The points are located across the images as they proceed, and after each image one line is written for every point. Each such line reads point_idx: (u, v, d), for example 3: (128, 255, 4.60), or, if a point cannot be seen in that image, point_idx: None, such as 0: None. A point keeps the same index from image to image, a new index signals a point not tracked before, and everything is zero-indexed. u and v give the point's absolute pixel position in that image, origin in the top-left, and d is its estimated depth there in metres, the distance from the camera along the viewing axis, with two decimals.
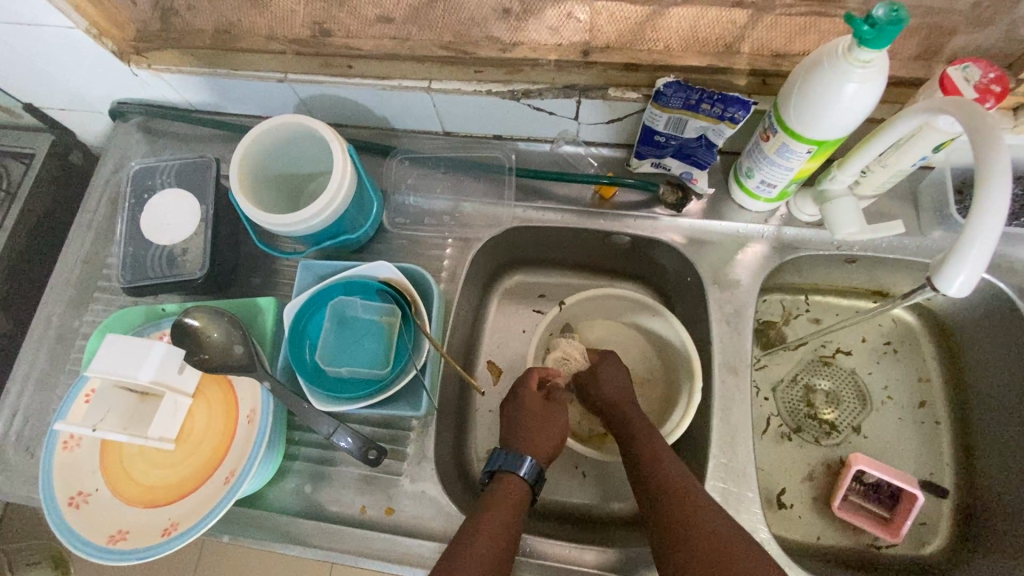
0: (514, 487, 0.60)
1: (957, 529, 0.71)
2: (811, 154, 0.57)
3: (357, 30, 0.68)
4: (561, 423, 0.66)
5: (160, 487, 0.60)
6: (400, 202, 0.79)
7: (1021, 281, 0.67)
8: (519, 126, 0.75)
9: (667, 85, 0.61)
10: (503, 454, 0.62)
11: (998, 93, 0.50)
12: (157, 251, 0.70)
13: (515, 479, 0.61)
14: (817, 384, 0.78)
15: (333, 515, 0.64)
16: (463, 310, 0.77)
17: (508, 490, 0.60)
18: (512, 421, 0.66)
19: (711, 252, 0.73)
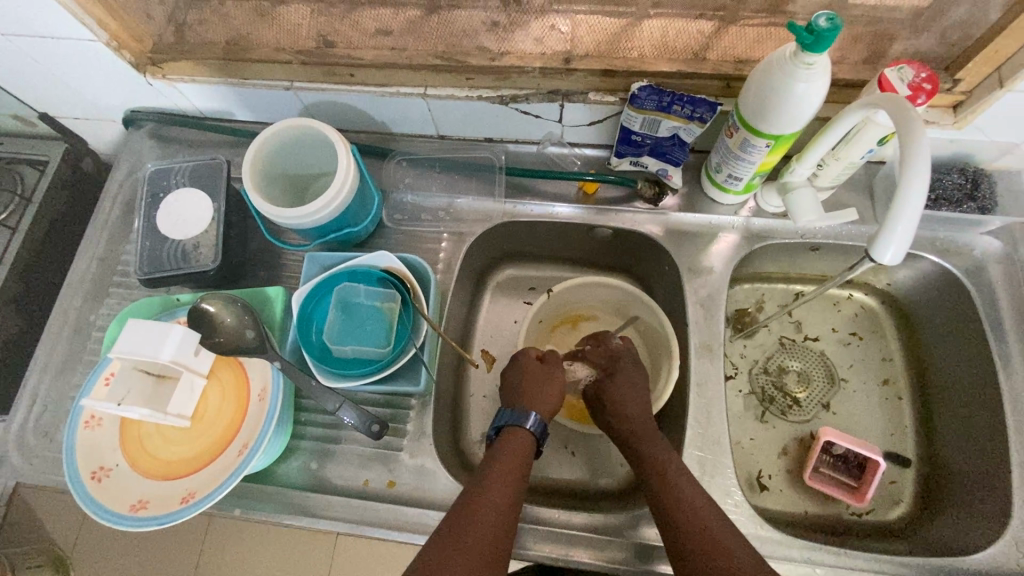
0: (520, 438, 0.66)
1: (919, 496, 0.76)
2: (770, 147, 0.64)
3: (359, 42, 0.74)
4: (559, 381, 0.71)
5: (177, 461, 0.65)
6: (398, 200, 0.84)
7: (967, 263, 0.74)
8: (508, 129, 0.81)
9: (640, 89, 0.67)
10: (508, 410, 0.68)
11: (928, 90, 0.56)
12: (172, 246, 0.75)
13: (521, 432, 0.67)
14: (789, 365, 0.84)
15: (338, 488, 0.69)
16: (458, 300, 0.82)
17: (515, 440, 0.66)
18: (517, 387, 0.72)
19: (687, 242, 0.79)
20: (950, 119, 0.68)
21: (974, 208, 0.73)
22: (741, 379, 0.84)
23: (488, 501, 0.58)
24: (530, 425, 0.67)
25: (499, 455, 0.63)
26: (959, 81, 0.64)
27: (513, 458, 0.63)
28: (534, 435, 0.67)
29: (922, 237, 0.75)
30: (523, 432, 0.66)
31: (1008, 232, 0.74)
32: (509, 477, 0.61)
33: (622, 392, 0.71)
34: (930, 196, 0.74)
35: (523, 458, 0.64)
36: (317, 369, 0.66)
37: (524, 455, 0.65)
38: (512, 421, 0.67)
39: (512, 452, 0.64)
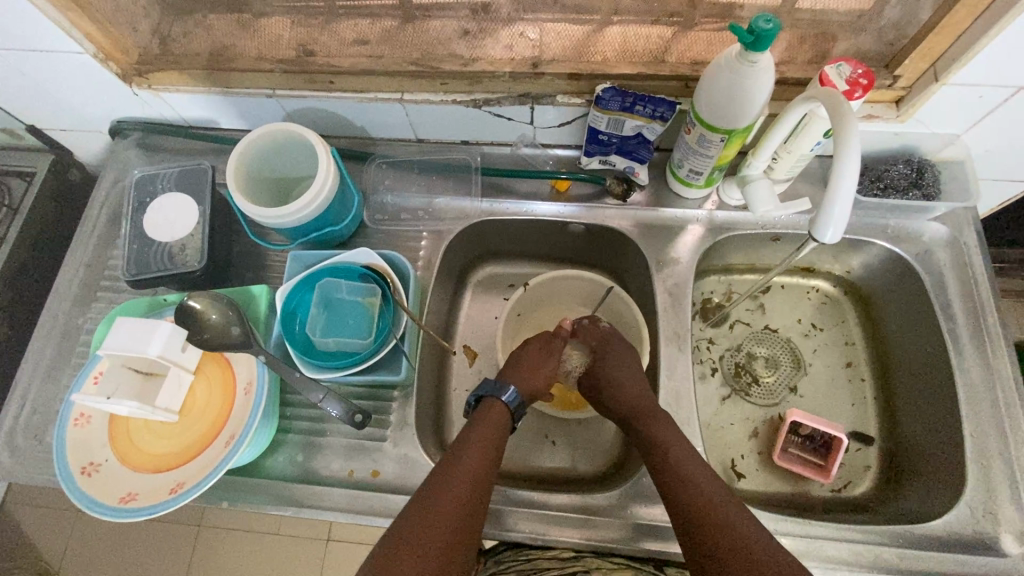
0: (498, 411, 0.70)
1: (883, 472, 0.79)
2: (724, 142, 0.68)
3: (337, 51, 0.78)
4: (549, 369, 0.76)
5: (165, 454, 0.67)
6: (378, 201, 0.88)
7: (916, 248, 0.79)
8: (482, 131, 0.85)
9: (604, 90, 0.71)
10: (492, 381, 0.72)
11: (864, 85, 0.61)
12: (159, 248, 0.77)
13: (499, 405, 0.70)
14: (757, 351, 0.88)
15: (323, 479, 0.71)
16: (439, 296, 0.85)
17: (494, 412, 0.69)
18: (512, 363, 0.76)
19: (656, 236, 0.83)
20: (893, 113, 0.73)
21: (919, 195, 0.77)
22: (711, 366, 0.87)
23: (464, 469, 0.62)
24: (507, 398, 0.70)
25: (477, 427, 0.67)
26: (898, 77, 0.70)
27: (490, 430, 0.67)
28: (510, 407, 0.70)
29: (874, 225, 0.80)
30: (501, 404, 0.70)
31: (952, 217, 0.80)
32: (484, 447, 0.65)
33: (619, 369, 0.74)
34: (879, 185, 0.79)
35: (497, 430, 0.68)
36: (302, 362, 0.69)
37: (500, 428, 0.68)
38: (492, 393, 0.71)
39: (490, 424, 0.68)
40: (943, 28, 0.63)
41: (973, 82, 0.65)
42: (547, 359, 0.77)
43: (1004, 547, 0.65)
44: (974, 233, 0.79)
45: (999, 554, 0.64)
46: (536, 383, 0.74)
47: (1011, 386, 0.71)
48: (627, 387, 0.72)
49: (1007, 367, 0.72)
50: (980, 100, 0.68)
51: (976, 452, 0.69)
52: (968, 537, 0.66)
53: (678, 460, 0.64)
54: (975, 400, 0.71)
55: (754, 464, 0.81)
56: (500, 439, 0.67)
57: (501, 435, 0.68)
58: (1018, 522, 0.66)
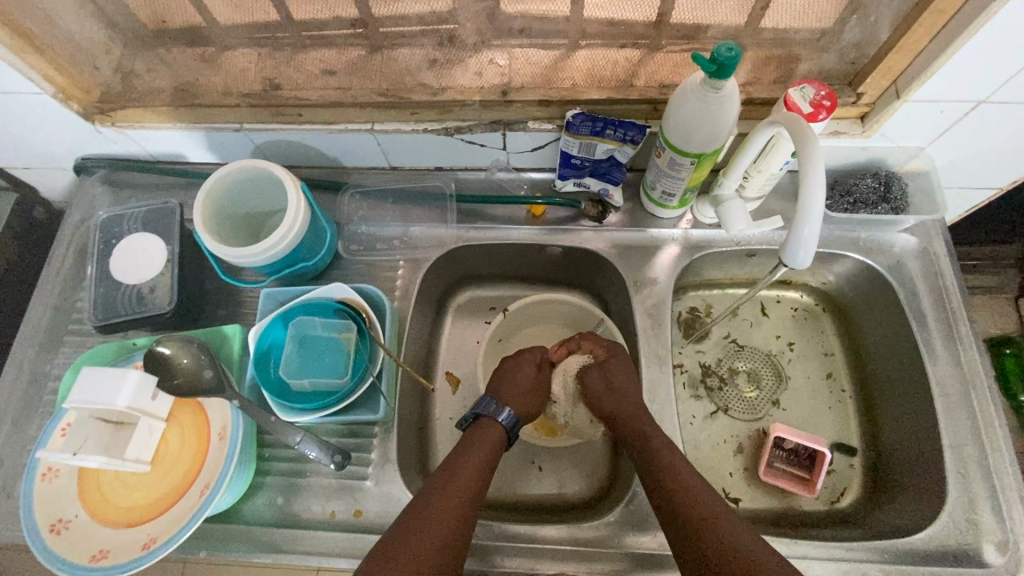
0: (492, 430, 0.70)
1: (867, 482, 0.80)
2: (694, 165, 0.68)
3: (305, 83, 0.77)
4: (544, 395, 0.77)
5: (137, 507, 0.65)
6: (353, 231, 0.86)
7: (888, 259, 0.80)
8: (456, 158, 0.85)
9: (574, 115, 0.71)
10: (490, 401, 0.72)
11: (828, 106, 0.62)
12: (126, 291, 0.75)
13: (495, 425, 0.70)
14: (739, 366, 0.88)
15: (305, 522, 0.69)
16: (418, 325, 0.84)
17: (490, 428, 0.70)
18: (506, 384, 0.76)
19: (633, 256, 0.83)
20: (859, 129, 0.74)
21: (887, 209, 0.78)
22: (694, 384, 0.87)
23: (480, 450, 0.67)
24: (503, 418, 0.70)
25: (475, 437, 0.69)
26: (862, 95, 0.71)
27: (484, 446, 0.67)
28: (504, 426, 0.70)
29: (846, 238, 0.82)
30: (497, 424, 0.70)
31: (922, 228, 0.81)
32: (478, 461, 0.65)
33: (612, 374, 0.74)
34: (849, 200, 0.79)
35: (492, 448, 0.68)
36: (276, 405, 0.68)
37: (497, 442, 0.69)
38: (489, 411, 0.71)
39: (484, 441, 0.68)
40: (901, 47, 0.64)
41: (934, 99, 0.67)
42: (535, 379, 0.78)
43: (986, 557, 0.65)
44: (943, 243, 0.80)
45: (982, 566, 0.65)
46: (531, 404, 0.75)
47: (986, 394, 0.73)
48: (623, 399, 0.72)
49: (981, 375, 0.73)
50: (941, 115, 0.69)
51: (955, 462, 0.70)
52: (952, 549, 0.66)
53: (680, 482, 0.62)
54: (952, 409, 0.72)
55: (741, 481, 0.81)
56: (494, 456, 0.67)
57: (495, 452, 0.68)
58: (998, 532, 0.66)
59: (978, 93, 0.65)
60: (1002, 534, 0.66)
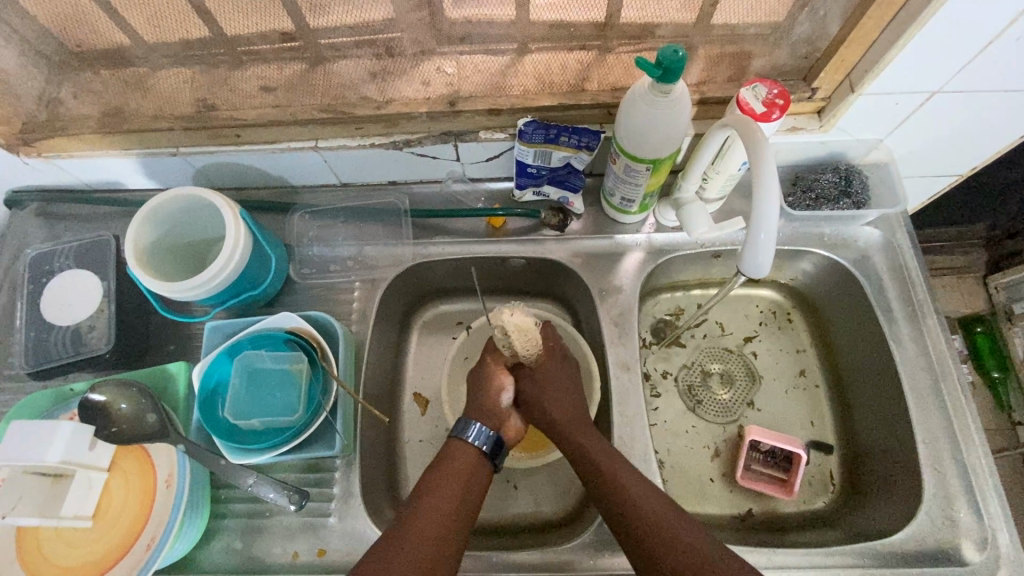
0: (464, 451, 0.66)
1: (845, 480, 0.78)
2: (650, 171, 0.66)
3: (241, 103, 0.73)
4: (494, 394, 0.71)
5: (78, 567, 0.61)
6: (305, 253, 0.82)
7: (853, 253, 0.79)
8: (409, 172, 0.82)
9: (526, 124, 0.68)
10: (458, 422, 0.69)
11: (781, 105, 0.60)
12: (61, 333, 0.71)
13: (466, 446, 0.66)
14: (711, 368, 0.86)
15: (266, 566, 0.66)
16: (380, 347, 0.81)
17: (460, 453, 0.66)
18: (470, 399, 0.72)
19: (598, 264, 0.81)
20: (816, 124, 0.73)
21: (849, 203, 0.77)
22: (667, 391, 0.85)
23: (458, 465, 0.65)
24: (472, 435, 0.67)
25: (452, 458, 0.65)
26: (816, 89, 0.70)
27: (456, 475, 0.63)
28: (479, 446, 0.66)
29: (810, 234, 0.80)
30: (467, 444, 0.66)
31: (885, 220, 0.80)
32: (449, 494, 0.61)
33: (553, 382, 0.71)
34: (810, 196, 0.78)
35: (470, 470, 0.64)
36: (227, 449, 0.64)
37: (475, 465, 0.66)
38: (459, 432, 0.67)
39: (458, 467, 0.64)
40: (853, 41, 0.62)
41: (888, 91, 0.65)
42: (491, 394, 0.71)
43: (965, 555, 0.65)
44: (906, 235, 0.79)
45: (961, 564, 0.64)
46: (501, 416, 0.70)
47: (956, 386, 0.72)
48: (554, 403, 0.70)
49: (951, 368, 0.73)
50: (897, 107, 0.68)
51: (930, 458, 0.69)
52: (931, 549, 0.65)
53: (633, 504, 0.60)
54: (924, 404, 0.71)
55: (721, 488, 0.79)
56: (470, 478, 0.64)
57: (472, 480, 0.64)
58: (976, 529, 0.66)
59: (932, 83, 0.64)
60: (979, 530, 0.66)
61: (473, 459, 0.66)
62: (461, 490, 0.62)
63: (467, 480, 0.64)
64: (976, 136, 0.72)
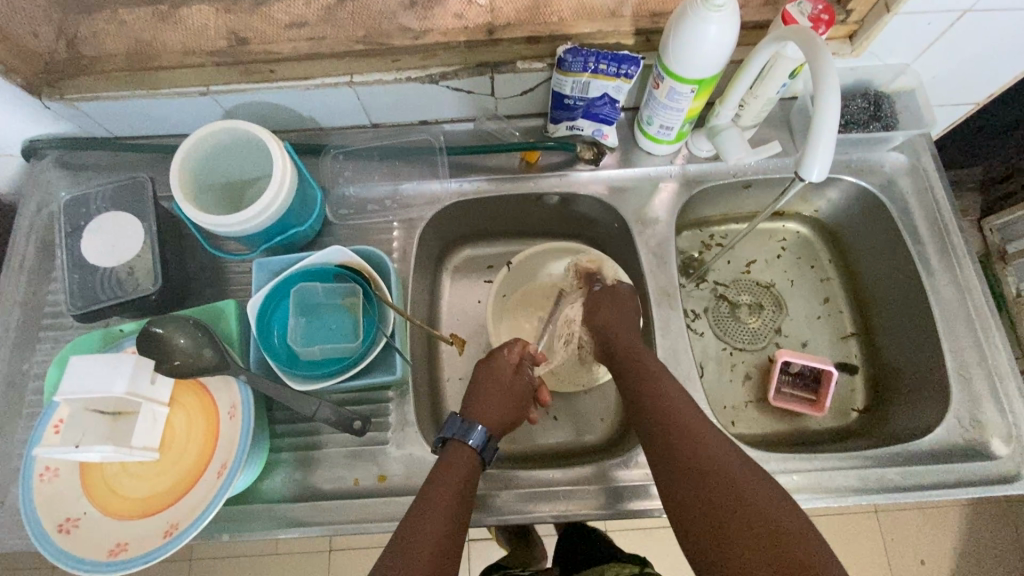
0: (461, 452, 0.64)
1: (870, 396, 0.83)
2: (694, 93, 0.67)
3: (274, 36, 0.72)
4: (505, 386, 0.72)
5: (152, 497, 0.62)
6: (340, 194, 0.82)
7: (879, 178, 0.81)
8: (441, 109, 0.81)
9: (566, 52, 0.69)
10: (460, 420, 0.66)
11: (826, 20, 0.61)
12: (106, 274, 0.70)
13: (465, 447, 0.65)
14: (740, 300, 0.89)
15: (328, 493, 0.68)
16: (419, 286, 0.82)
17: (457, 454, 0.64)
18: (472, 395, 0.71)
19: (631, 197, 0.82)
20: (848, 49, 0.74)
21: (878, 127, 0.78)
22: (699, 320, 0.88)
23: (456, 468, 0.62)
24: (472, 439, 0.65)
25: (447, 463, 0.63)
26: (851, 12, 0.71)
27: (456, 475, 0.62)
28: (476, 450, 0.65)
29: (839, 161, 0.81)
30: (467, 446, 0.65)
31: (910, 145, 0.81)
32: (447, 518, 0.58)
33: (614, 300, 0.76)
34: (840, 121, 0.79)
35: (471, 468, 0.63)
36: (290, 376, 0.64)
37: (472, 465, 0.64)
38: (458, 434, 0.65)
39: (461, 468, 0.63)
40: None
41: (924, 10, 0.66)
42: (493, 381, 0.72)
43: (994, 450, 0.68)
44: (932, 158, 0.81)
45: (990, 458, 0.68)
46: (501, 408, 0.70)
47: (980, 298, 0.74)
48: (614, 315, 0.74)
49: (974, 282, 0.75)
50: (929, 27, 0.69)
51: (957, 365, 0.72)
52: (960, 446, 0.69)
53: (723, 469, 0.57)
54: (949, 316, 0.74)
55: (753, 409, 0.83)
56: (466, 488, 0.61)
57: (469, 485, 0.62)
58: (1003, 425, 0.69)
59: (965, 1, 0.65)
60: (1005, 427, 0.69)
61: (472, 462, 0.64)
62: (460, 493, 0.60)
63: (462, 489, 0.61)
64: (1002, 56, 0.74)
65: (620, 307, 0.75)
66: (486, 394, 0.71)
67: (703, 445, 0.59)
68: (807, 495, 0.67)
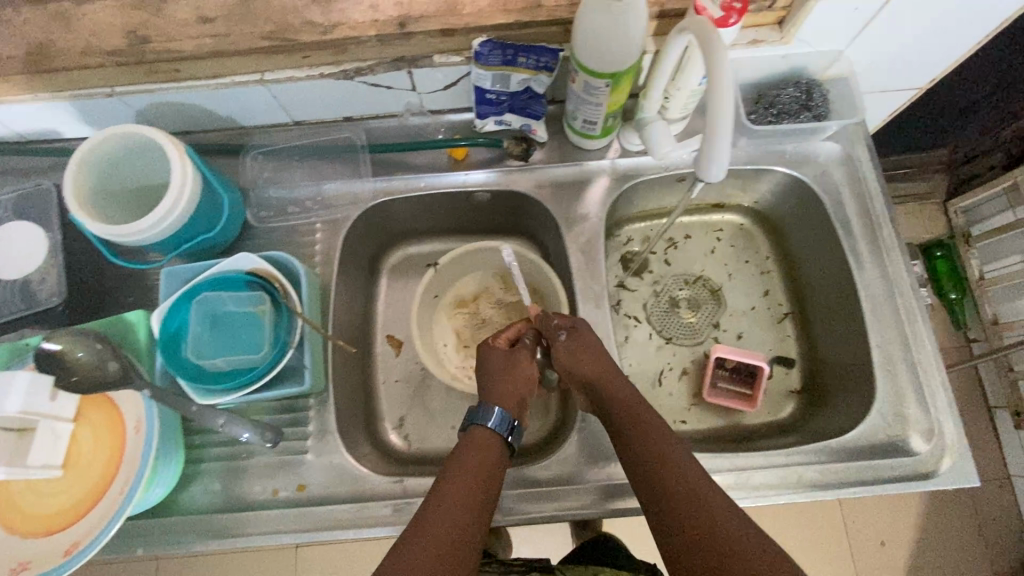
0: (485, 440, 0.61)
1: (805, 390, 0.82)
2: (610, 86, 0.65)
3: (176, 33, 0.67)
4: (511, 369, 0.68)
5: (55, 514, 0.60)
6: (261, 196, 0.80)
7: (813, 170, 0.79)
8: (364, 106, 0.78)
9: (481, 44, 0.67)
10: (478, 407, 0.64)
11: (738, 8, 0.58)
12: (8, 288, 0.68)
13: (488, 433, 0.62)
14: (679, 295, 0.88)
15: (246, 503, 0.67)
16: (347, 289, 0.80)
17: (477, 445, 0.61)
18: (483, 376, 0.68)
19: (561, 193, 0.80)
20: (778, 35, 0.72)
21: (809, 117, 0.76)
22: (636, 315, 0.87)
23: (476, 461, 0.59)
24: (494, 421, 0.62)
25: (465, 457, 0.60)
26: None
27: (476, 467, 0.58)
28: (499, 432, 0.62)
29: (773, 151, 0.80)
30: (489, 431, 0.62)
31: (844, 134, 0.80)
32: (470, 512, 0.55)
33: (589, 348, 0.67)
34: (772, 112, 0.76)
35: (492, 462, 0.60)
36: (192, 390, 0.63)
37: (493, 460, 0.60)
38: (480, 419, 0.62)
39: (481, 461, 0.59)
40: None
41: None
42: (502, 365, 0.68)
43: (912, 446, 0.67)
44: (866, 149, 0.79)
45: (910, 455, 0.67)
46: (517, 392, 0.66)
47: (908, 291, 0.73)
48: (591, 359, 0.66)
49: (903, 275, 0.74)
50: (857, 12, 0.66)
51: (882, 360, 0.71)
52: (881, 442, 0.68)
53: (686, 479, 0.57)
54: (878, 310, 0.73)
55: (687, 404, 0.82)
56: (487, 482, 0.58)
57: (490, 478, 0.58)
58: (924, 421, 0.68)
59: None
60: (927, 422, 0.68)
61: (494, 455, 0.61)
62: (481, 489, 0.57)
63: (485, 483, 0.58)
64: (939, 39, 0.70)
65: (589, 353, 0.66)
66: (498, 378, 0.67)
67: (685, 470, 0.57)
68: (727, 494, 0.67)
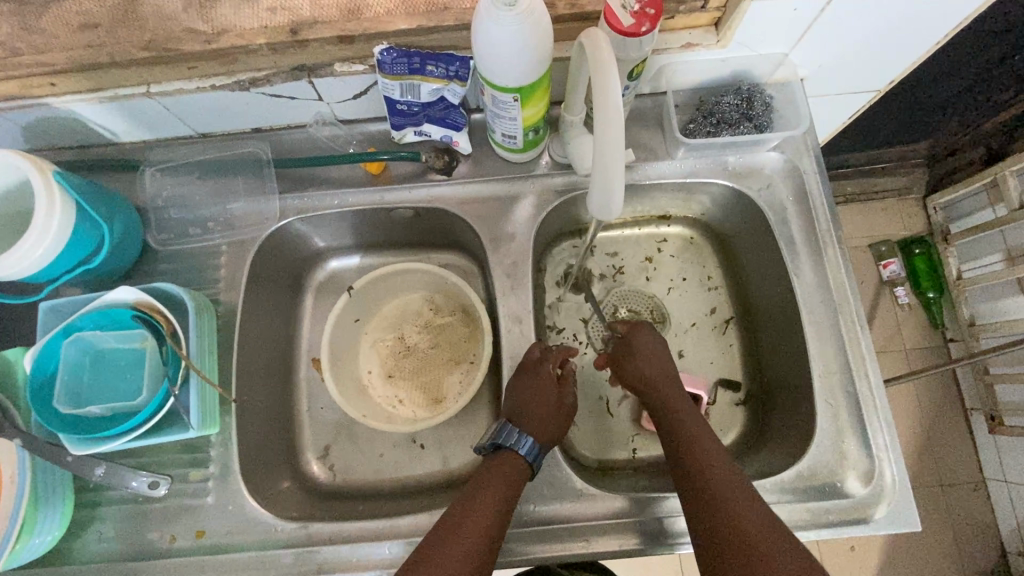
0: (511, 463, 0.60)
1: (750, 417, 0.77)
2: (518, 101, 0.59)
3: (44, 44, 0.60)
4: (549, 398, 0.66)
5: None
6: (161, 216, 0.74)
7: (758, 184, 0.73)
8: (271, 116, 0.72)
9: (383, 52, 0.60)
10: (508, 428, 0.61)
11: (652, 16, 0.52)
12: None
13: (514, 458, 0.60)
14: (621, 313, 0.83)
15: (141, 552, 0.63)
16: (259, 314, 0.75)
17: (505, 466, 0.60)
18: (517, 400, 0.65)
19: (488, 209, 0.74)
20: (714, 38, 0.65)
21: (749, 127, 0.71)
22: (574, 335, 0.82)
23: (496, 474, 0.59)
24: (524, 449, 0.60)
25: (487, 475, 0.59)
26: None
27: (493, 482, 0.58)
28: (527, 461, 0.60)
29: (715, 162, 0.74)
30: (517, 456, 0.60)
31: (791, 144, 0.74)
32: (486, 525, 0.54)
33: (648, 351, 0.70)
34: (711, 122, 0.71)
35: (510, 479, 0.58)
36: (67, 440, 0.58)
37: (512, 481, 0.59)
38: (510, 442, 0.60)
39: (501, 478, 0.58)
40: None
41: None
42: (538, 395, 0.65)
43: (849, 488, 0.63)
44: (813, 160, 0.73)
45: (846, 497, 0.63)
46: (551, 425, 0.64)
47: (853, 317, 0.68)
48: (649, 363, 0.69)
49: (849, 301, 0.69)
50: (797, 13, 0.59)
51: (825, 394, 0.66)
52: (818, 483, 0.64)
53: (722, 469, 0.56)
54: (822, 339, 0.68)
55: (625, 432, 0.77)
56: (504, 499, 0.57)
57: (510, 492, 0.58)
58: (863, 460, 0.64)
59: None
60: (867, 462, 0.64)
61: (514, 472, 0.59)
62: (499, 504, 0.56)
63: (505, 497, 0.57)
64: (890, 45, 0.64)
65: (656, 357, 0.69)
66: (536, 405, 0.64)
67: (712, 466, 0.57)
68: (652, 539, 0.63)
